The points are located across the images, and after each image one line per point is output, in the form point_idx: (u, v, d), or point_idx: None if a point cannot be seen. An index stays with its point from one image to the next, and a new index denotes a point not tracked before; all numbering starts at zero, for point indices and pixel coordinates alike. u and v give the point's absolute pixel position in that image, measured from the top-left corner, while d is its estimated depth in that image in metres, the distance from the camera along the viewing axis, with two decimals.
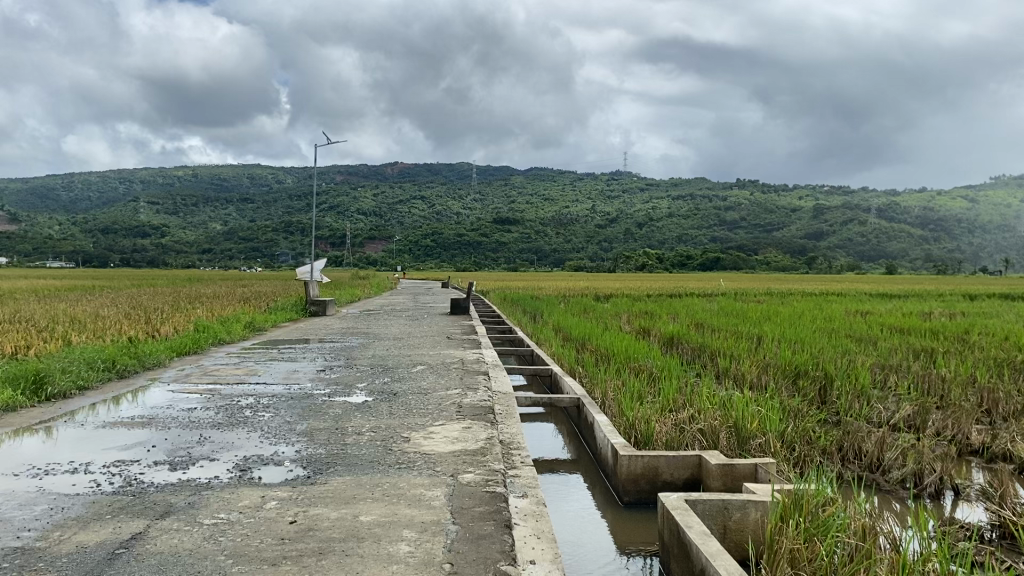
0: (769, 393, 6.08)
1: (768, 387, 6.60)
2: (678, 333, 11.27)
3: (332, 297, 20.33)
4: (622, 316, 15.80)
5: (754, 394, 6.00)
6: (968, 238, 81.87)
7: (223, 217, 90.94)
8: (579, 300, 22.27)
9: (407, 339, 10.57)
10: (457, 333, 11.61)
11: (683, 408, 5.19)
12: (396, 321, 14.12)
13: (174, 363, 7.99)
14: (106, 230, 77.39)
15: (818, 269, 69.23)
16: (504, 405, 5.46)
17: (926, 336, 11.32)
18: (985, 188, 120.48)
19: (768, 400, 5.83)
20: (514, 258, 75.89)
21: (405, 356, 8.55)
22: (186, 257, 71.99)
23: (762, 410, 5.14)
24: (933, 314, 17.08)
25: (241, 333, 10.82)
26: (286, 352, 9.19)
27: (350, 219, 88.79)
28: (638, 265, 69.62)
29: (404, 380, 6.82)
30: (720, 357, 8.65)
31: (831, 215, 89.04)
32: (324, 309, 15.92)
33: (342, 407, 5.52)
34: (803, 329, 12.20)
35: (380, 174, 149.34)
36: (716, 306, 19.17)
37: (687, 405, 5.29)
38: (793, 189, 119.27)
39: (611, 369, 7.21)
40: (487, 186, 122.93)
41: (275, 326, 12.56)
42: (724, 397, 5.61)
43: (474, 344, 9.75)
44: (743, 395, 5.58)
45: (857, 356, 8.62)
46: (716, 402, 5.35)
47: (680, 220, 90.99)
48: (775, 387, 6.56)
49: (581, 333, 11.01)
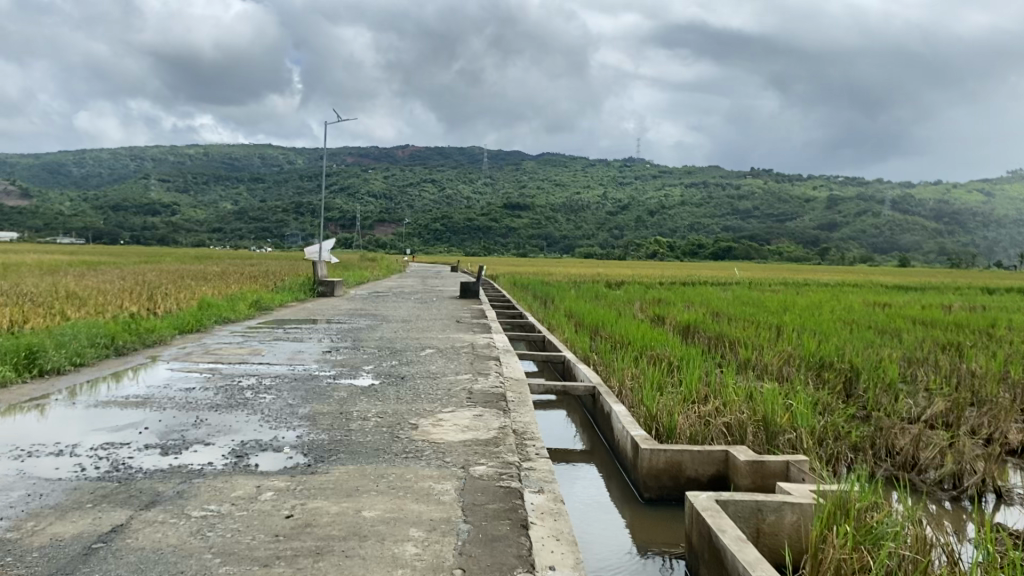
0: (795, 385, 5.81)
1: (793, 379, 6.30)
2: (694, 322, 11.01)
3: (340, 277, 20.15)
4: (636, 303, 15.54)
5: (779, 386, 5.73)
6: (982, 232, 81.16)
7: (234, 197, 90.94)
8: (590, 287, 21.97)
9: (417, 322, 10.31)
10: (467, 316, 11.36)
11: (708, 401, 4.93)
12: (406, 304, 13.88)
13: (176, 340, 7.77)
14: (117, 208, 77.51)
15: (830, 260, 68.74)
16: (517, 392, 5.20)
17: (952, 329, 11.02)
18: (1000, 182, 119.28)
19: (795, 392, 5.54)
20: (524, 244, 75.58)
21: (413, 339, 8.29)
22: (196, 236, 72.07)
23: (791, 405, 4.85)
24: (952, 308, 16.74)
25: (247, 311, 10.63)
26: (291, 333, 8.94)
27: (361, 201, 88.63)
28: (648, 253, 69.27)
29: (412, 363, 6.55)
30: (739, 347, 8.38)
31: (844, 206, 88.27)
32: (332, 290, 15.69)
33: (348, 390, 5.25)
34: (823, 320, 11.91)
35: (391, 156, 148.96)
36: (731, 295, 18.85)
37: (712, 397, 5.04)
38: (806, 179, 118.31)
39: (627, 357, 6.97)
40: (498, 171, 122.42)
41: (281, 306, 12.34)
42: (750, 389, 5.32)
43: (484, 329, 9.50)
44: (768, 387, 5.31)
45: (881, 349, 8.36)
46: (742, 394, 5.08)
47: (692, 208, 90.48)
48: (801, 379, 6.29)
49: (594, 319, 10.76)
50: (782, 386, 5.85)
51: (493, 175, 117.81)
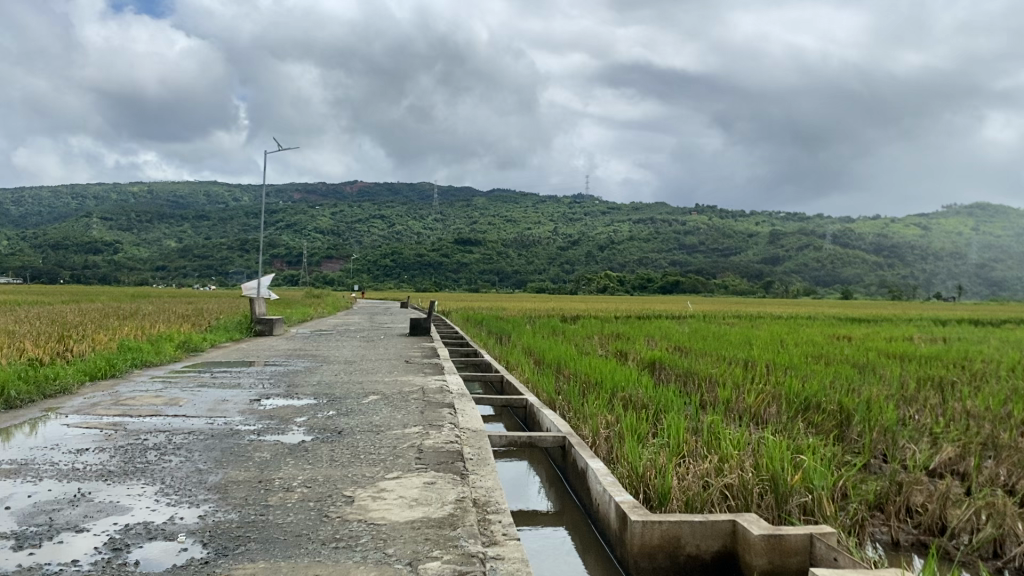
0: (791, 435, 5.10)
1: (785, 424, 5.61)
2: (660, 357, 10.40)
3: (283, 317, 19.14)
4: (596, 338, 14.85)
5: (769, 434, 5.03)
6: (920, 265, 82.88)
7: (179, 235, 88.70)
8: (544, 322, 21.24)
9: (359, 363, 9.45)
10: (416, 356, 10.54)
11: (706, 456, 4.21)
12: (350, 343, 12.97)
13: (80, 390, 6.76)
14: (58, 247, 74.89)
15: (775, 293, 69.45)
16: (476, 448, 4.42)
17: (929, 364, 10.54)
18: (935, 217, 122.52)
19: (793, 441, 4.83)
20: (474, 279, 74.92)
21: (356, 383, 7.42)
22: (139, 274, 69.90)
23: (802, 459, 4.14)
24: (914, 340, 16.36)
25: (172, 354, 9.67)
26: (219, 378, 7.98)
27: (309, 237, 87.12)
28: (598, 287, 69.14)
29: (351, 415, 5.68)
30: (716, 385, 7.71)
31: (787, 240, 89.66)
32: (271, 329, 14.75)
33: (272, 450, 4.41)
34: (793, 355, 11.34)
35: (340, 194, 147.59)
36: (690, 329, 18.34)
37: (712, 452, 4.32)
38: (751, 215, 120.15)
39: (597, 399, 6.25)
40: (448, 207, 121.94)
41: (213, 347, 11.37)
42: (746, 442, 4.60)
43: (435, 370, 8.68)
44: (762, 438, 4.59)
45: (866, 387, 7.73)
46: (741, 448, 4.37)
47: (641, 243, 90.88)
48: (791, 425, 5.60)
49: (554, 357, 10.08)
50: (778, 434, 5.17)
51: (443, 211, 117.24)
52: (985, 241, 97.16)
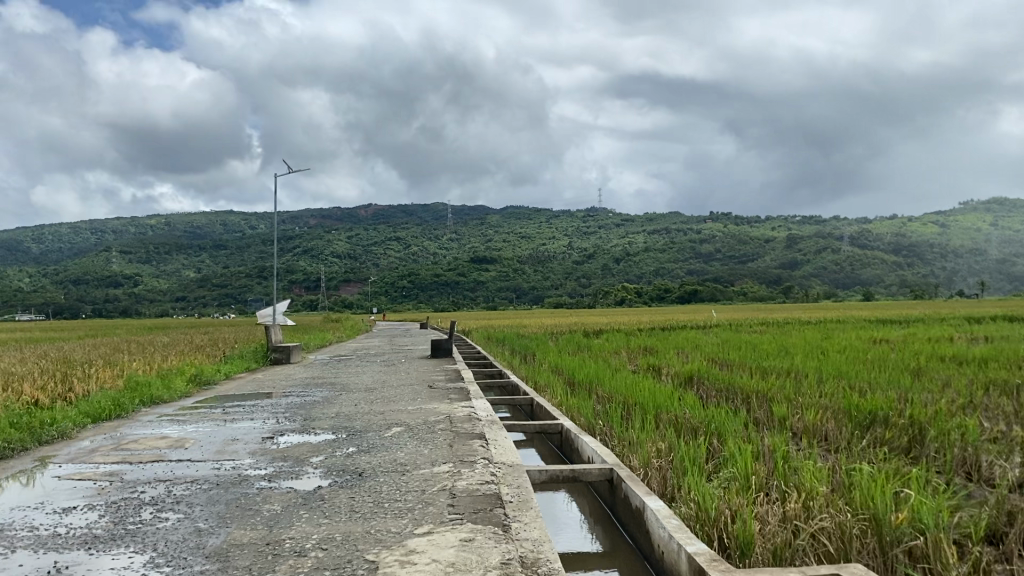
0: (867, 461, 4.50)
1: (856, 449, 5.01)
2: (697, 370, 9.82)
3: (301, 344, 18.67)
4: (623, 353, 14.22)
5: (844, 463, 4.42)
6: (941, 263, 81.58)
7: (197, 265, 88.82)
8: (567, 337, 20.55)
9: (380, 391, 8.85)
10: (440, 379, 9.97)
11: (789, 494, 3.64)
12: (369, 369, 12.40)
13: (80, 435, 6.24)
14: (78, 282, 75.08)
15: (796, 297, 68.44)
16: (514, 489, 3.84)
17: (983, 365, 9.88)
18: (954, 214, 120.83)
19: (876, 469, 4.22)
20: (491, 297, 74.51)
21: (376, 414, 6.86)
22: (160, 305, 69.93)
23: (903, 490, 3.55)
24: (955, 342, 15.59)
25: (183, 389, 9.15)
26: (231, 414, 7.43)
27: (326, 262, 87.07)
28: (616, 299, 68.48)
29: (372, 452, 5.12)
30: (767, 402, 7.09)
31: (804, 244, 88.63)
32: (289, 356, 14.22)
33: (284, 500, 3.86)
34: (838, 362, 10.68)
35: (355, 217, 147.76)
36: (720, 338, 17.65)
37: (791, 488, 3.74)
38: (766, 220, 119.04)
39: (643, 423, 5.69)
40: (462, 225, 121.73)
41: (227, 380, 10.86)
42: (829, 475, 4.01)
43: (460, 394, 8.13)
44: (839, 470, 4.00)
45: (927, 395, 7.13)
46: (828, 481, 3.77)
47: (657, 253, 90.11)
48: (861, 450, 5.01)
49: (584, 375, 9.53)
50: (858, 462, 4.56)
51: (457, 229, 116.94)
52: (1005, 236, 95.69)
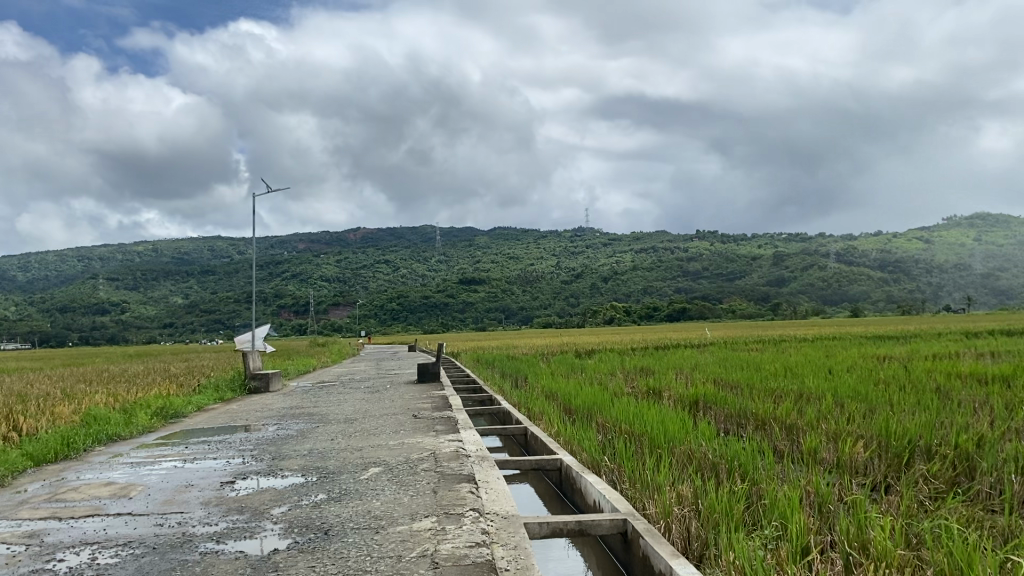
0: (924, 511, 3.85)
1: (905, 494, 4.38)
2: (700, 393, 9.14)
3: (281, 370, 17.94)
4: (620, 374, 13.50)
5: (897, 515, 3.74)
6: (927, 278, 81.45)
7: (184, 290, 87.71)
8: (559, 359, 19.82)
9: (360, 422, 8.11)
10: (426, 408, 9.23)
11: (857, 563, 3.03)
12: (351, 396, 11.63)
13: (16, 482, 5.49)
14: (63, 309, 73.88)
15: (784, 314, 67.97)
16: (508, 555, 3.12)
17: (1004, 383, 9.26)
18: (939, 230, 121.04)
19: (947, 525, 3.53)
20: (480, 318, 73.75)
21: (352, 451, 6.13)
22: (146, 332, 68.85)
23: (1007, 559, 2.88)
24: (963, 357, 14.91)
25: (145, 424, 8.36)
26: (192, 453, 6.67)
27: (314, 286, 86.28)
28: (605, 319, 67.87)
29: (345, 500, 4.40)
30: (788, 432, 6.45)
31: (791, 261, 88.37)
32: (267, 385, 13.51)
33: (228, 572, 3.13)
34: (848, 382, 10.00)
35: (343, 241, 146.95)
36: (717, 357, 16.94)
37: (859, 553, 3.10)
38: (753, 238, 118.95)
39: (659, 460, 5.04)
40: (450, 247, 120.97)
41: (198, 412, 10.09)
42: (894, 531, 3.36)
43: (447, 424, 7.42)
44: (910, 529, 3.33)
45: (958, 416, 6.53)
46: (899, 543, 3.14)
47: (645, 272, 89.67)
48: (910, 495, 4.38)
49: (581, 400, 8.83)
50: (919, 515, 3.95)
51: (446, 251, 116.30)
52: (990, 251, 95.76)
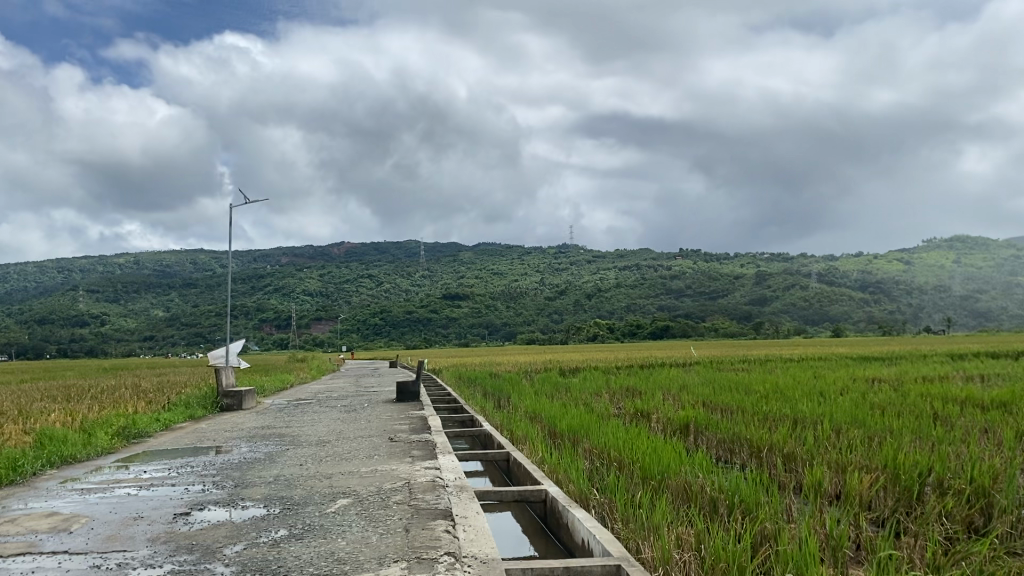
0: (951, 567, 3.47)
1: (920, 538, 4.01)
2: (691, 416, 8.79)
3: (257, 387, 17.42)
4: (605, 394, 13.11)
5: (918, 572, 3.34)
6: (908, 300, 81.83)
7: (165, 303, 86.66)
8: (542, 377, 19.38)
9: (332, 445, 7.67)
10: (403, 430, 8.79)
11: None
12: (325, 416, 11.16)
13: None
14: (41, 321, 72.70)
15: (767, 333, 67.93)
16: None
17: (1003, 409, 8.94)
18: (920, 251, 121.89)
19: None
20: (463, 334, 73.26)
21: (321, 479, 5.69)
22: (126, 345, 67.86)
23: None
24: (954, 379, 14.67)
25: (105, 445, 7.85)
26: (150, 479, 6.19)
27: (296, 300, 85.62)
28: (589, 336, 67.57)
29: (308, 538, 3.98)
30: (787, 462, 6.11)
31: (773, 280, 88.48)
32: (240, 403, 13.02)
33: None
34: (842, 407, 9.65)
35: (326, 255, 146.11)
36: (704, 378, 16.57)
37: None
38: (736, 258, 119.33)
39: (655, 496, 4.66)
40: (434, 263, 120.42)
41: (163, 432, 9.57)
42: None
43: (425, 448, 7.02)
44: None
45: (963, 445, 6.20)
46: None
47: (628, 290, 89.57)
48: (925, 538, 4.02)
49: (565, 423, 8.46)
50: (944, 566, 3.60)
51: (430, 266, 115.81)
52: (970, 274, 96.46)
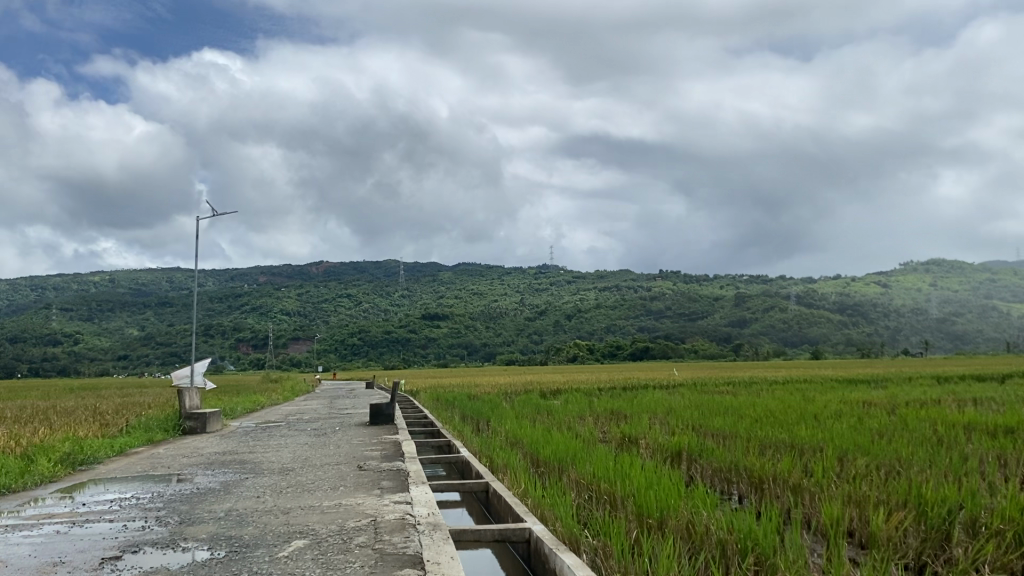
0: None
1: None
2: (684, 443, 8.25)
3: (225, 408, 16.64)
4: (590, 417, 12.51)
5: None
6: (885, 322, 82.14)
7: (141, 322, 85.10)
8: (524, 399, 18.71)
9: (296, 474, 7.07)
10: (375, 456, 8.19)
11: None
12: (294, 440, 10.47)
13: None
14: (14, 339, 71.10)
15: (746, 355, 67.73)
16: None
17: (1013, 436, 8.48)
18: (897, 274, 122.79)
19: None
20: (443, 355, 72.49)
21: (278, 515, 5.07)
22: (101, 364, 66.39)
23: None
24: (948, 403, 14.12)
25: (46, 473, 7.16)
26: (85, 513, 5.52)
27: (274, 319, 84.55)
28: (569, 356, 67.02)
29: None
30: (795, 494, 5.61)
31: (752, 302, 88.63)
32: (205, 425, 12.32)
33: None
34: (843, 432, 9.11)
35: (305, 274, 144.95)
36: (690, 400, 16.01)
37: None
38: (715, 279, 119.54)
39: (659, 540, 4.10)
40: (414, 282, 119.60)
41: (116, 457, 8.89)
42: None
43: (395, 478, 6.43)
44: None
45: (982, 477, 5.70)
46: None
47: (608, 310, 89.28)
48: None
49: (549, 449, 7.90)
50: None
51: (410, 286, 115.06)
52: (945, 296, 97.11)
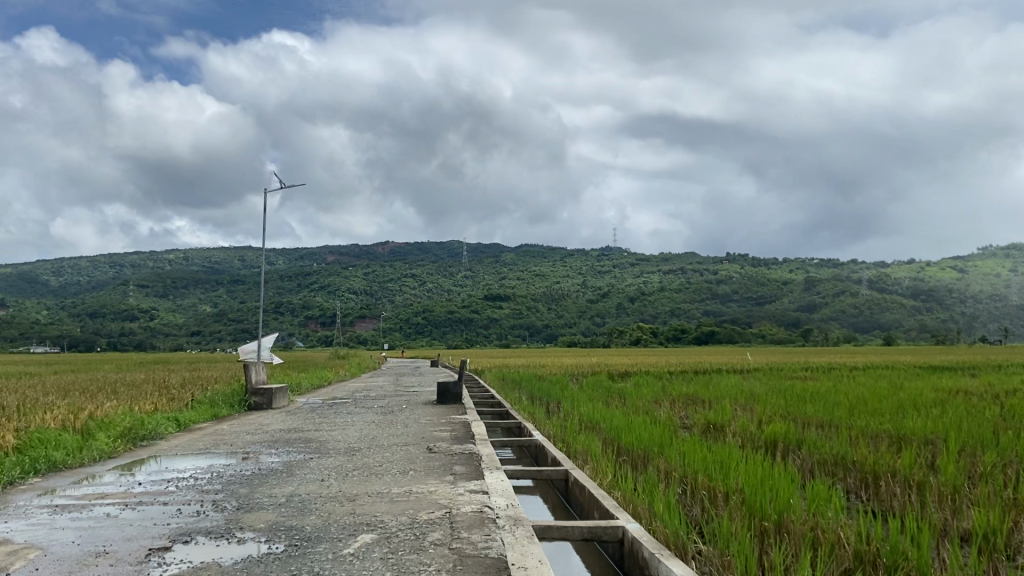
0: None
1: None
2: (780, 432, 7.53)
3: (292, 384, 16.47)
4: (668, 402, 11.78)
5: None
6: (962, 308, 78.88)
7: (212, 299, 86.97)
8: (591, 381, 18.07)
9: (363, 455, 6.63)
10: (443, 438, 7.68)
11: None
12: (359, 419, 10.06)
13: None
14: (94, 315, 73.30)
15: (815, 341, 65.73)
16: None
17: None
18: (975, 258, 117.95)
19: None
20: (505, 335, 72.25)
21: (342, 502, 4.61)
22: (175, 339, 67.93)
23: None
24: None
25: (104, 449, 6.89)
26: (140, 494, 5.13)
27: (341, 298, 85.51)
28: (632, 339, 66.04)
29: None
30: (921, 491, 4.95)
31: (822, 286, 86.03)
32: (270, 401, 12.08)
33: None
34: (955, 423, 8.25)
35: (371, 254, 146.46)
36: (770, 386, 15.08)
37: None
38: (784, 263, 116.59)
39: (788, 551, 3.48)
40: (478, 263, 119.68)
41: (179, 433, 8.61)
42: None
43: (468, 463, 5.91)
44: None
45: None
46: None
47: (673, 293, 87.81)
48: None
49: (630, 435, 7.29)
50: None
51: (474, 267, 115.19)
52: None
